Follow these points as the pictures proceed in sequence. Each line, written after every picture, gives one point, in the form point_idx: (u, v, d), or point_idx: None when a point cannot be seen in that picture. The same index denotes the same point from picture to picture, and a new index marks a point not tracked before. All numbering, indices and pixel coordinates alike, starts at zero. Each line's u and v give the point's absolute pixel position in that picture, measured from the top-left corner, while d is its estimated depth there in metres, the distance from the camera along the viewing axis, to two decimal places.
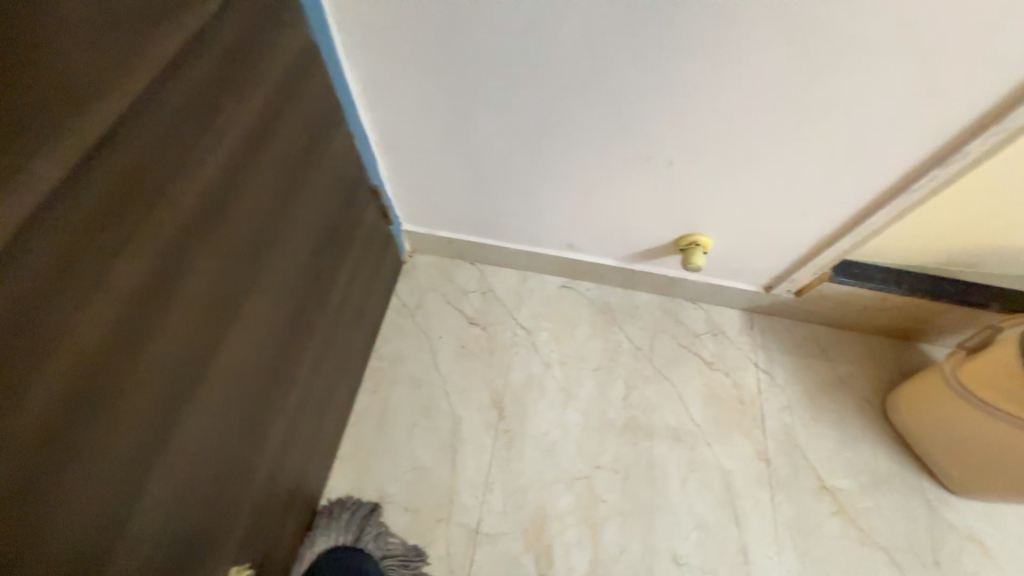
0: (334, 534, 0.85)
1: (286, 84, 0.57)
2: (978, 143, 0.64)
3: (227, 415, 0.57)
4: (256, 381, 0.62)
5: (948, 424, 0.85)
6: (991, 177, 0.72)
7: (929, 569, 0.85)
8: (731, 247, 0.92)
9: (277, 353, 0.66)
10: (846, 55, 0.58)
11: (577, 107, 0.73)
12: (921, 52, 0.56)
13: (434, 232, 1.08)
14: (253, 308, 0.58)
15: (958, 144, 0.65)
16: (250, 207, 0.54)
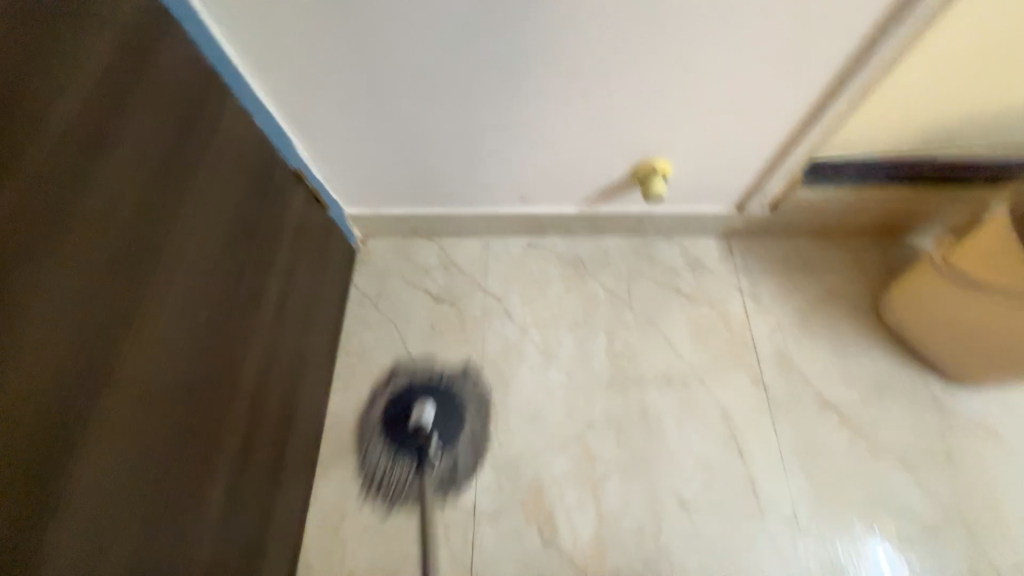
0: (393, 387, 0.92)
1: (128, 51, 0.49)
2: None
3: (154, 425, 0.52)
4: (186, 386, 0.57)
5: (944, 314, 0.81)
6: (965, 33, 0.63)
7: (943, 466, 0.82)
8: (693, 169, 0.85)
9: (208, 354, 0.60)
10: None
11: (489, 36, 0.62)
12: None
13: (379, 211, 0.99)
14: (153, 323, 0.52)
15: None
16: (120, 195, 0.48)
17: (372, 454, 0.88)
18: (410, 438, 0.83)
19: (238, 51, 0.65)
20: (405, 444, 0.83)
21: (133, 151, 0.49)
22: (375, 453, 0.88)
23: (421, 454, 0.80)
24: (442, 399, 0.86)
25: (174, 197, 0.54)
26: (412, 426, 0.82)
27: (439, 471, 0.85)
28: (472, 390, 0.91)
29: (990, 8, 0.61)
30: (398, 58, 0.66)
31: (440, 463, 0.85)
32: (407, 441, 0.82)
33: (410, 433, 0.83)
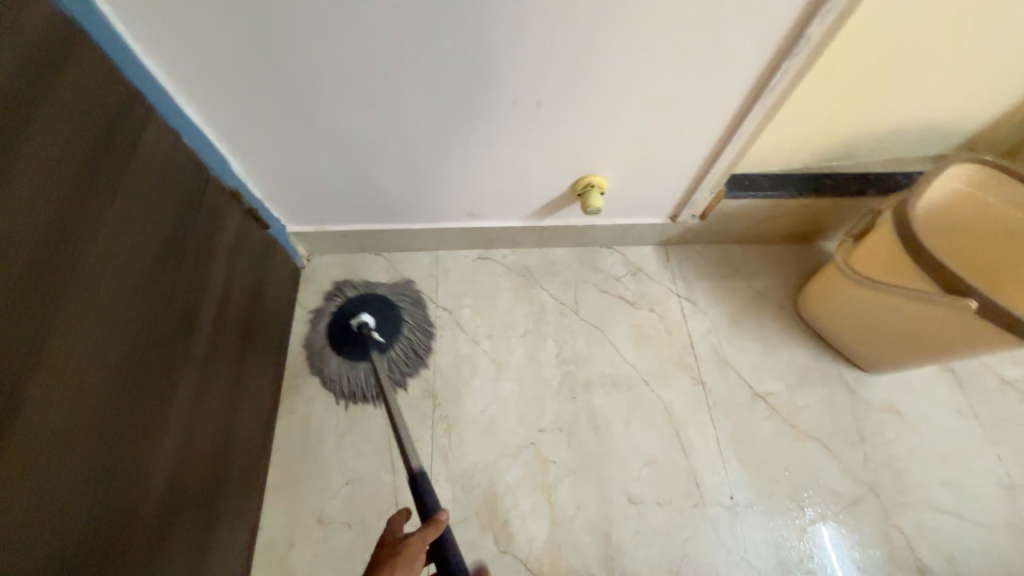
0: (324, 313, 0.98)
1: (33, 71, 0.46)
2: (816, 27, 0.62)
3: (67, 464, 0.49)
4: (106, 420, 0.54)
5: (848, 310, 0.90)
6: (846, 58, 0.74)
7: (857, 446, 0.91)
8: (626, 183, 0.90)
9: (132, 385, 0.57)
10: None
11: (423, 56, 0.64)
12: None
13: (323, 228, 0.98)
14: (65, 351, 0.49)
15: (798, 32, 0.64)
16: (25, 222, 0.45)
17: (326, 361, 0.93)
18: (350, 345, 0.81)
19: (158, 65, 0.63)
20: (348, 354, 0.82)
21: (40, 171, 0.46)
22: (330, 364, 0.92)
23: (367, 353, 0.81)
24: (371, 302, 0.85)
25: (91, 219, 0.52)
26: (348, 332, 0.81)
27: (397, 358, 0.92)
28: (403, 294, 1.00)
29: (862, 37, 0.71)
30: (332, 75, 0.66)
31: (394, 351, 0.92)
32: (350, 351, 0.81)
33: (349, 342, 0.81)
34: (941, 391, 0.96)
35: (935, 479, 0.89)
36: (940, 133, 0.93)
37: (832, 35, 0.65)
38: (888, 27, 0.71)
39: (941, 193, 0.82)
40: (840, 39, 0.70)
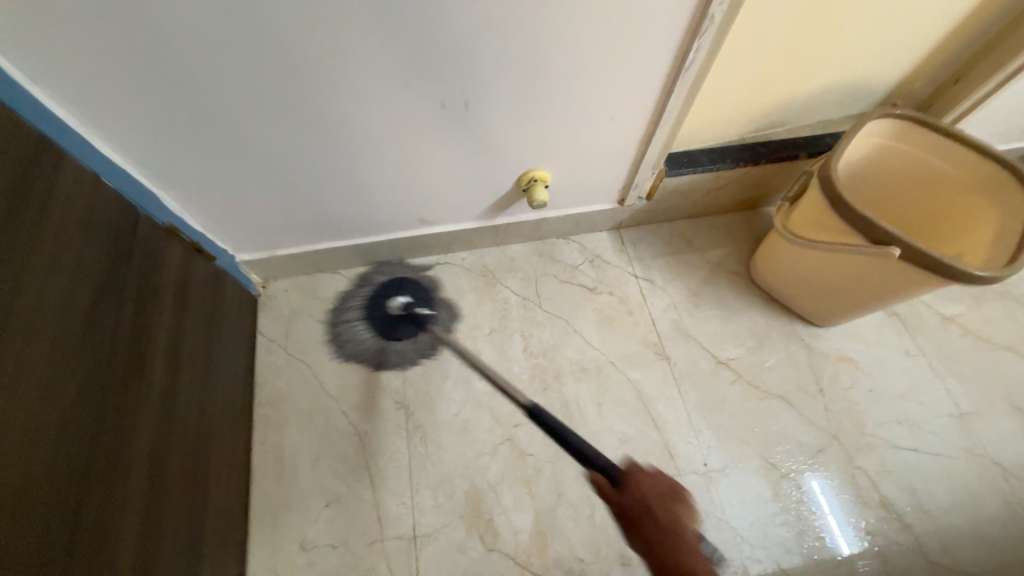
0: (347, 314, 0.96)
1: None
2: (716, 6, 0.65)
3: (37, 525, 0.48)
4: (68, 475, 0.52)
5: (794, 270, 0.94)
6: (752, 31, 0.77)
7: (817, 398, 0.95)
8: (570, 173, 0.92)
9: (92, 434, 0.56)
10: None
11: (345, 63, 0.64)
12: None
13: (274, 252, 0.97)
14: (14, 411, 0.47)
15: (703, 12, 0.66)
16: None
17: (387, 355, 0.95)
18: (399, 329, 0.88)
19: (65, 107, 0.61)
20: (403, 338, 0.89)
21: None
22: (392, 353, 0.95)
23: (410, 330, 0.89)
24: (398, 285, 0.90)
25: (15, 267, 0.50)
26: (391, 318, 0.88)
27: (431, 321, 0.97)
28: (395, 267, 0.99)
29: (765, 11, 0.75)
30: (254, 92, 0.65)
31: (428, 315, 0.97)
32: (402, 333, 0.88)
33: (397, 326, 0.88)
34: (889, 335, 1.01)
35: (892, 418, 0.93)
36: (860, 92, 0.97)
37: (734, 11, 0.68)
38: None
39: (861, 151, 0.85)
40: (742, 15, 0.74)
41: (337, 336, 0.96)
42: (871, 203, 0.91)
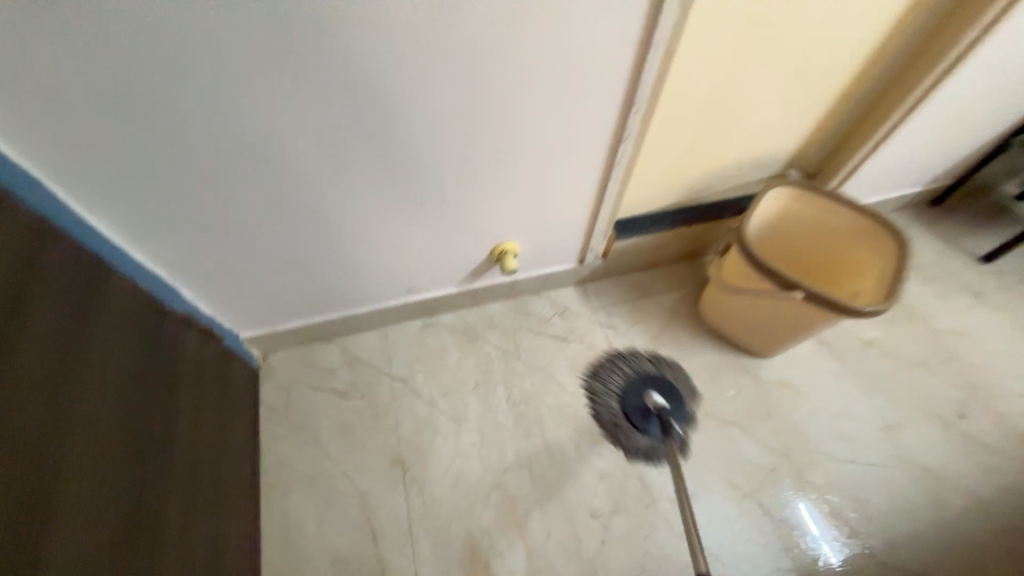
0: (605, 365, 1.13)
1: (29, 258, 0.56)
2: (633, 121, 0.85)
3: None
4: (119, 542, 0.60)
5: (730, 311, 1.10)
6: (666, 128, 0.98)
7: (767, 421, 1.08)
8: (535, 243, 1.08)
9: (137, 505, 0.64)
10: (515, 92, 0.74)
11: (341, 173, 0.78)
12: (565, 78, 0.74)
13: (275, 329, 1.07)
14: (82, 487, 0.56)
15: (624, 126, 0.86)
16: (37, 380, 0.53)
17: (618, 429, 1.05)
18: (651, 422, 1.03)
19: (111, 227, 0.73)
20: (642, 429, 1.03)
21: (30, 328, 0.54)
22: (624, 431, 1.05)
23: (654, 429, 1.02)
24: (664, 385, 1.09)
25: (84, 365, 0.60)
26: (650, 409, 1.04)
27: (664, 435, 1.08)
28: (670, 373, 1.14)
29: (673, 115, 0.96)
30: (265, 201, 0.78)
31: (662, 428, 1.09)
32: (648, 426, 1.03)
33: (650, 419, 1.03)
34: (820, 360, 1.17)
35: (831, 434, 1.07)
36: (763, 161, 1.19)
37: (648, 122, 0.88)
38: (690, 102, 0.95)
39: (768, 211, 1.05)
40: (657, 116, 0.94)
41: (597, 371, 1.13)
42: (799, 230, 1.07)
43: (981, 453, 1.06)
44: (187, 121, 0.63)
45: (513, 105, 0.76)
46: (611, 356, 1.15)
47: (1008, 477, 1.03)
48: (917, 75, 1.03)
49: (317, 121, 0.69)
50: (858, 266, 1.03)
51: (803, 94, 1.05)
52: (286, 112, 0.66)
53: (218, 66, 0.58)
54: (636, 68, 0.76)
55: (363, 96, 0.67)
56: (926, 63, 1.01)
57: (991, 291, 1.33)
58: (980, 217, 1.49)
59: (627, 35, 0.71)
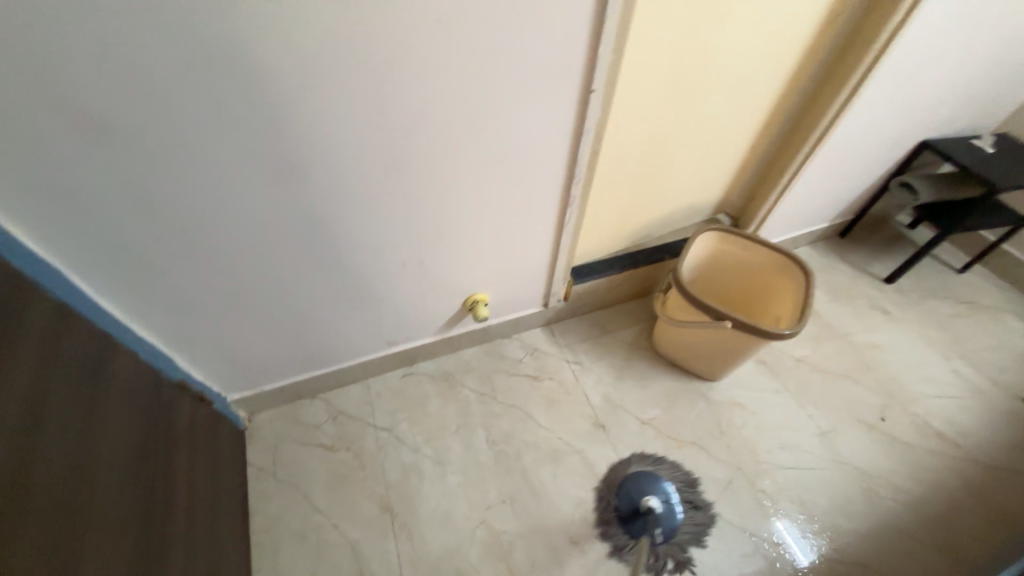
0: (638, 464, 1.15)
1: (47, 341, 0.64)
2: (575, 191, 1.01)
3: None
4: None
5: (679, 341, 1.25)
6: (605, 190, 1.16)
7: (721, 439, 1.21)
8: (502, 292, 1.21)
9: (140, 564, 0.69)
10: (473, 173, 0.89)
11: (326, 241, 0.90)
12: (513, 162, 0.90)
13: (261, 388, 1.13)
14: (95, 546, 0.61)
15: (568, 195, 1.02)
16: (57, 449, 0.60)
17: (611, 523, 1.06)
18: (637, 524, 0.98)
19: (115, 304, 0.81)
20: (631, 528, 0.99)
21: (53, 401, 0.62)
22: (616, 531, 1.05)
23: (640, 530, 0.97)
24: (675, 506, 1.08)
25: (94, 435, 0.67)
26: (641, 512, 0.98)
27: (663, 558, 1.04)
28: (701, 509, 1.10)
29: (609, 178, 1.14)
30: (257, 267, 0.88)
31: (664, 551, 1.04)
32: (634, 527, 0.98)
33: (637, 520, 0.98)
34: (761, 379, 1.33)
35: (777, 446, 1.20)
36: (688, 208, 1.40)
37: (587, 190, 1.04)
38: (621, 169, 1.14)
39: (699, 252, 1.23)
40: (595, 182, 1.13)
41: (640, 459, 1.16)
42: (728, 257, 1.25)
43: (903, 450, 1.21)
44: (194, 206, 0.75)
45: (474, 183, 0.91)
46: (662, 460, 1.16)
47: (927, 470, 1.18)
48: (799, 138, 1.28)
49: (306, 200, 0.82)
50: (765, 284, 1.24)
51: (712, 154, 1.28)
52: (279, 195, 0.79)
53: (226, 163, 0.71)
54: (571, 151, 0.93)
55: (344, 178, 0.81)
56: (805, 130, 1.26)
57: (897, 308, 1.55)
58: (881, 245, 1.74)
59: (561, 126, 0.88)
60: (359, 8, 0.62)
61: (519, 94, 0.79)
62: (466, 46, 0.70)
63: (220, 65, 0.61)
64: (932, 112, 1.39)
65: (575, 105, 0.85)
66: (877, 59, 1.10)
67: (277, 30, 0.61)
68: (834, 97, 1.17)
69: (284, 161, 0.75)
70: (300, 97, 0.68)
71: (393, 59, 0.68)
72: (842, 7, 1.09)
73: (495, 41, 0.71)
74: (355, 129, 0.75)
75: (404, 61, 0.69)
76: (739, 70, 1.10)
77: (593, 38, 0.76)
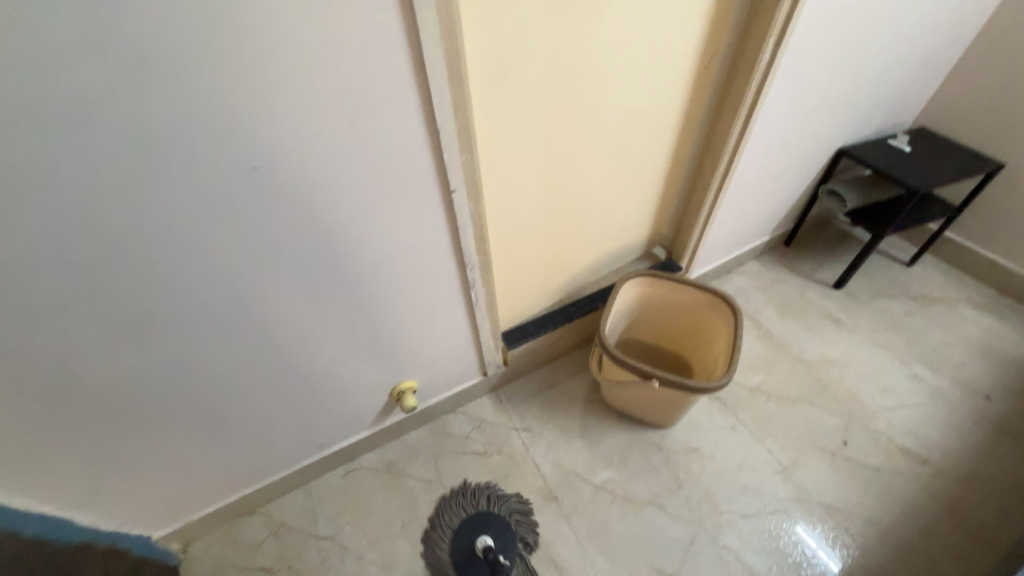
0: (437, 522, 1.13)
1: None
2: (473, 274, 0.99)
3: None
4: None
5: (622, 396, 1.21)
6: (513, 257, 1.15)
7: (678, 492, 1.16)
8: (431, 374, 1.18)
9: None
10: (355, 284, 0.87)
11: (211, 380, 0.86)
12: (397, 262, 0.88)
13: (189, 518, 1.07)
14: None
15: (467, 279, 1.00)
16: None
17: None
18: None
19: None
20: None
21: None
22: None
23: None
24: (487, 518, 1.13)
25: None
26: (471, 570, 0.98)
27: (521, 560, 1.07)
28: (504, 501, 1.16)
29: (515, 246, 1.13)
30: (140, 422, 0.84)
31: (517, 554, 1.08)
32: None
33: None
34: (716, 417, 1.28)
35: (738, 491, 1.15)
36: (613, 252, 1.39)
37: (488, 271, 1.02)
38: (527, 236, 1.13)
39: (627, 298, 1.21)
40: (500, 253, 1.11)
41: (437, 518, 1.13)
42: (663, 295, 1.22)
43: (868, 475, 1.17)
44: (40, 389, 0.70)
45: (360, 290, 0.88)
46: (446, 497, 1.17)
47: (894, 495, 1.13)
48: (707, 172, 1.27)
49: (174, 350, 0.78)
50: (700, 322, 1.21)
51: (622, 201, 1.26)
52: (138, 353, 0.75)
53: (66, 340, 0.68)
54: (456, 241, 0.91)
55: (207, 322, 0.78)
56: (711, 164, 1.25)
57: (849, 315, 1.51)
58: (828, 247, 1.72)
59: (436, 222, 0.86)
60: (160, 178, 0.59)
61: (378, 207, 0.77)
62: (295, 184, 0.68)
63: (12, 264, 0.57)
64: (842, 121, 1.38)
65: (442, 204, 0.83)
66: (758, 97, 1.09)
67: (70, 218, 0.57)
68: (728, 133, 1.16)
69: (131, 324, 0.71)
70: (122, 267, 0.65)
71: (216, 211, 0.66)
72: (714, 51, 1.08)
73: (326, 173, 0.69)
74: (200, 278, 0.72)
75: (231, 209, 0.66)
76: (627, 124, 1.08)
77: (436, 148, 0.74)
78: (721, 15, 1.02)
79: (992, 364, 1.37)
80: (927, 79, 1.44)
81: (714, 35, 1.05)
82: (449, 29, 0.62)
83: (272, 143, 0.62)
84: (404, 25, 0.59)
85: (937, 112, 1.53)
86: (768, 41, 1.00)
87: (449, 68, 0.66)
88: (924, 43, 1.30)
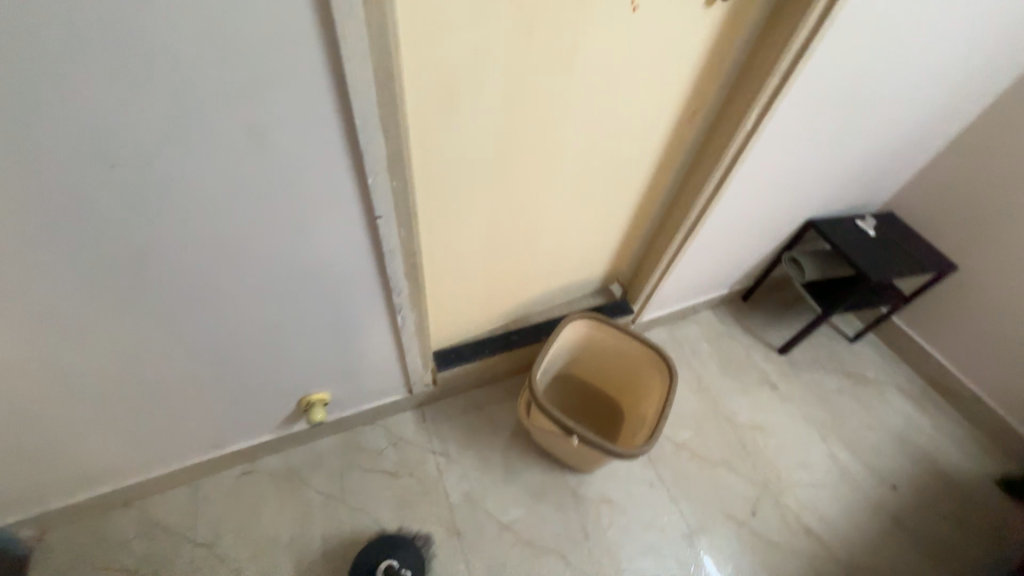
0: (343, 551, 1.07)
1: None
2: (400, 296, 0.91)
3: None
4: None
5: (544, 437, 1.17)
6: (454, 279, 1.08)
7: (582, 543, 1.14)
8: (348, 386, 1.10)
9: None
10: (259, 296, 0.77)
11: (65, 381, 0.74)
12: (310, 277, 0.78)
13: (46, 508, 0.97)
14: None
15: (394, 300, 0.92)
16: None
17: None
18: None
19: None
20: None
21: None
22: None
23: None
24: None
25: None
26: None
27: None
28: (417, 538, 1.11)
29: (457, 268, 1.06)
30: None
31: None
32: None
33: None
34: (635, 469, 1.26)
35: (640, 549, 1.15)
36: (565, 283, 1.34)
37: (418, 294, 0.94)
38: (473, 258, 1.06)
39: (567, 336, 1.16)
40: (439, 273, 1.04)
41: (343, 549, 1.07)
42: (605, 339, 1.18)
43: (767, 551, 1.18)
44: None
45: (265, 301, 0.79)
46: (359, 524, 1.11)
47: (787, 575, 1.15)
48: (674, 221, 1.23)
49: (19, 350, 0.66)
50: (637, 373, 1.18)
51: (581, 235, 1.21)
52: None
53: None
54: (382, 262, 0.83)
55: (54, 326, 0.65)
56: (678, 216, 1.21)
57: (786, 383, 1.52)
58: (781, 309, 1.72)
59: (360, 241, 0.77)
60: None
61: (288, 220, 0.68)
62: (174, 190, 0.57)
63: None
64: (815, 194, 1.37)
65: (368, 225, 0.74)
66: (736, 160, 1.05)
67: None
68: (701, 189, 1.12)
69: None
70: None
71: (58, 210, 0.53)
72: (699, 102, 1.02)
73: (216, 181, 0.58)
74: (42, 280, 0.59)
75: (82, 210, 0.54)
76: (598, 161, 1.02)
77: (361, 169, 0.66)
78: (714, 67, 0.96)
79: (904, 454, 1.41)
80: (902, 167, 1.44)
81: (703, 87, 0.99)
82: (383, 49, 0.54)
83: (143, 143, 0.51)
84: (323, 31, 0.50)
85: (906, 199, 1.54)
86: (754, 106, 0.95)
87: (382, 88, 0.58)
88: (907, 135, 1.29)
